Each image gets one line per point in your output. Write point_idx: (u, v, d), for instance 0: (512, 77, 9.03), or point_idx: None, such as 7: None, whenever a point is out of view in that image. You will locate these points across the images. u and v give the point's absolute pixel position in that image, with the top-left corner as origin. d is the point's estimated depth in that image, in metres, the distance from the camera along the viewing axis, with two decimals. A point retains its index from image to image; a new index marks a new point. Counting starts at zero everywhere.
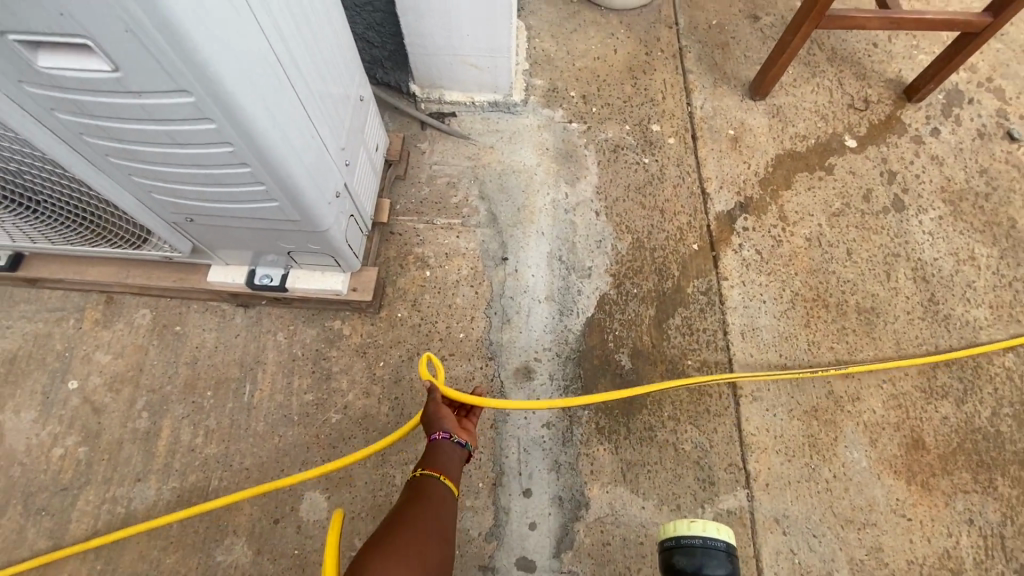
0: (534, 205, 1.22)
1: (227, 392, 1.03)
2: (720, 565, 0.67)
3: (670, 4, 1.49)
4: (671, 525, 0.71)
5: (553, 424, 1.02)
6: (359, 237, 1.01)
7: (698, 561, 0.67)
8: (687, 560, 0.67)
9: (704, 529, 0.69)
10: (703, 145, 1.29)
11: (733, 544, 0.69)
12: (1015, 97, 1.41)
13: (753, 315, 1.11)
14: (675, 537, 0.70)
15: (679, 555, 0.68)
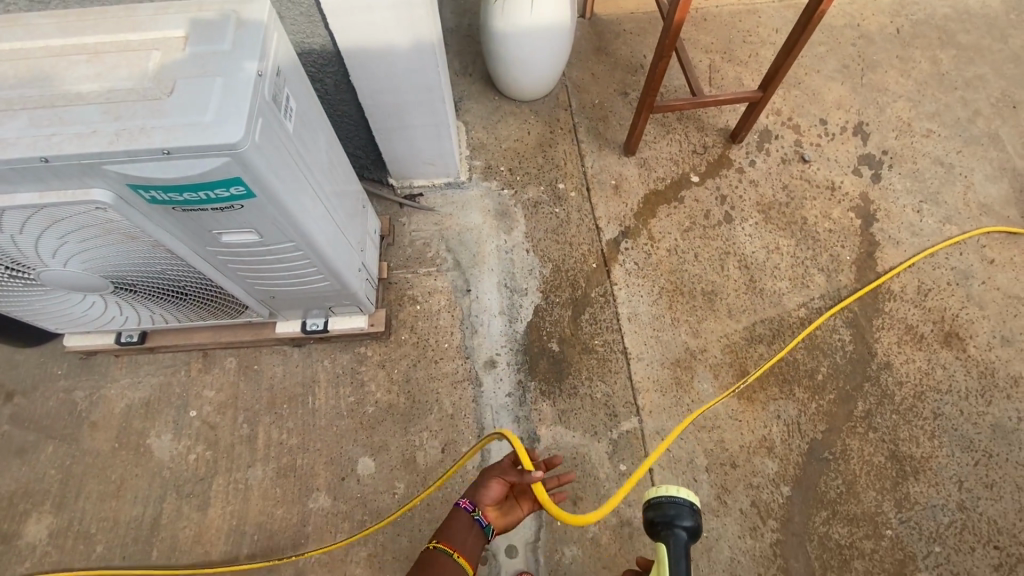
0: (484, 250, 1.79)
1: (297, 403, 1.56)
2: (686, 514, 0.94)
3: (565, 92, 2.09)
4: (653, 492, 0.97)
5: (513, 394, 1.57)
6: (371, 289, 1.55)
7: (669, 512, 0.93)
8: (659, 509, 0.94)
9: (672, 492, 0.96)
10: (595, 194, 1.89)
11: (694, 500, 0.96)
12: (807, 129, 2.01)
13: (635, 306, 1.70)
14: (651, 499, 0.97)
15: (652, 508, 0.96)
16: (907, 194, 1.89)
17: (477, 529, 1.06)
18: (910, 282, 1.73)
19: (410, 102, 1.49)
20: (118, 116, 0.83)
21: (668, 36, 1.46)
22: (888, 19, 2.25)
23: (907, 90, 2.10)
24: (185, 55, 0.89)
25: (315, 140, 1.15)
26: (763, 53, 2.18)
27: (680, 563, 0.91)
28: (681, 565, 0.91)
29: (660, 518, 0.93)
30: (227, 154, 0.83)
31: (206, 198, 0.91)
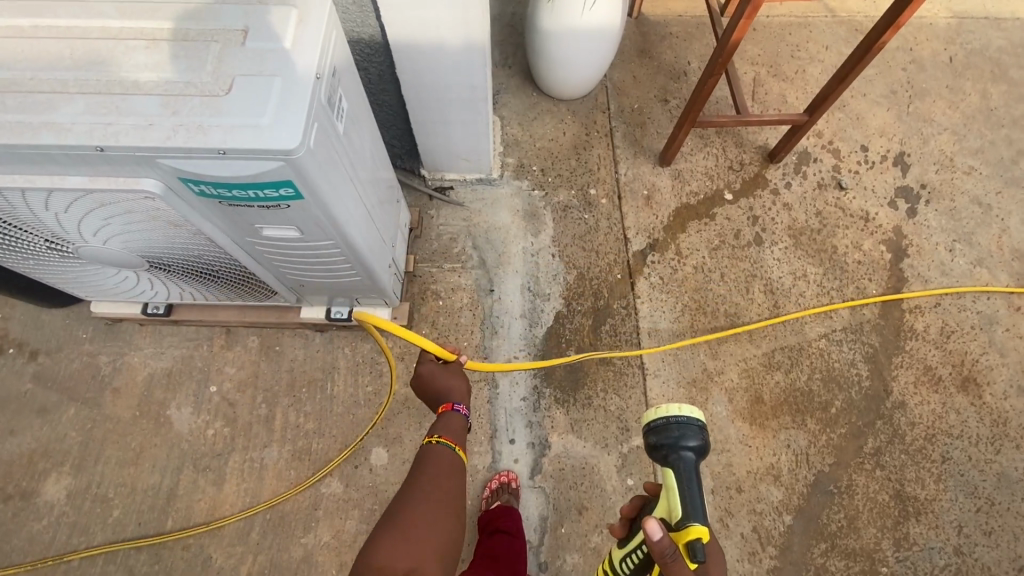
0: (510, 251, 1.78)
1: (316, 388, 1.58)
2: (691, 435, 0.94)
3: (604, 93, 2.05)
4: (656, 414, 0.97)
5: (528, 399, 1.59)
6: (397, 282, 1.56)
7: (675, 435, 0.93)
8: (664, 431, 0.94)
9: (676, 414, 0.96)
10: (625, 203, 1.88)
11: (698, 419, 0.96)
12: (848, 155, 1.97)
13: (656, 321, 1.70)
14: (653, 422, 0.97)
15: (657, 431, 0.96)
16: (940, 231, 1.86)
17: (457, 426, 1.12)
18: (934, 322, 1.72)
19: (452, 99, 1.47)
20: (175, 111, 0.82)
21: (723, 55, 1.41)
22: (943, 46, 2.19)
23: (953, 123, 2.05)
24: (244, 51, 0.87)
25: (361, 135, 1.13)
26: (810, 70, 2.13)
27: (690, 483, 0.91)
28: (693, 490, 0.91)
29: (665, 440, 0.94)
30: (281, 159, 0.83)
31: (254, 196, 0.91)
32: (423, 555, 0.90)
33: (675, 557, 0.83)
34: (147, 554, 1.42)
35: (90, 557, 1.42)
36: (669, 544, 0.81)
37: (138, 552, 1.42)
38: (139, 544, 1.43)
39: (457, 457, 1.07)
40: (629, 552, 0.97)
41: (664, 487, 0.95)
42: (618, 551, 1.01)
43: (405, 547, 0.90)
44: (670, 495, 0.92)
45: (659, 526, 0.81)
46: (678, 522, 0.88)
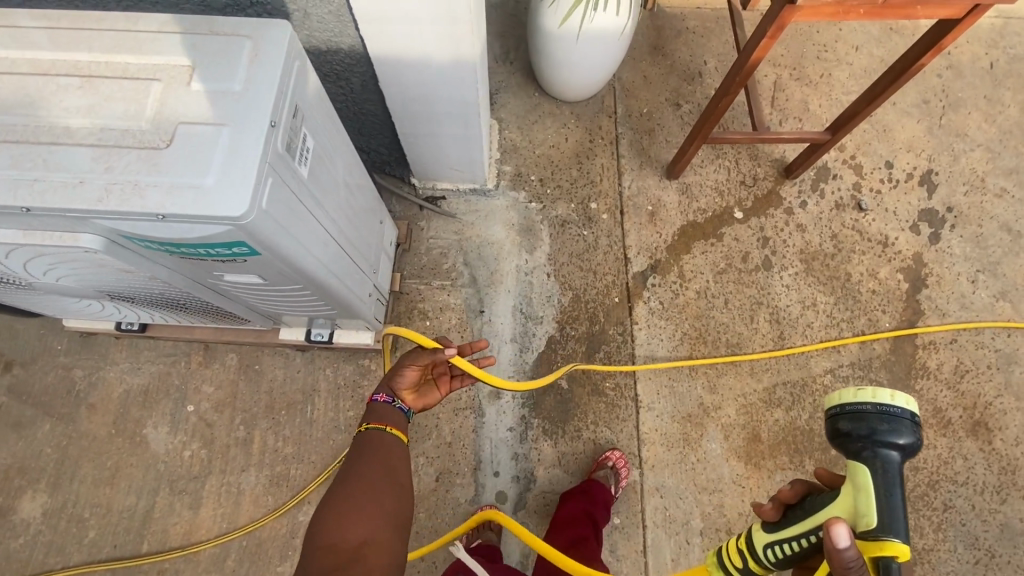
0: (503, 269, 1.69)
1: (295, 411, 1.53)
2: (904, 431, 0.73)
3: (611, 95, 1.91)
4: (854, 396, 0.77)
5: (515, 430, 1.53)
6: (381, 307, 1.48)
7: (874, 426, 0.74)
8: (861, 421, 0.75)
9: (883, 401, 0.75)
10: (628, 219, 1.77)
11: (914, 411, 0.75)
12: (870, 172, 1.84)
13: (653, 349, 1.62)
14: (846, 405, 0.78)
15: (848, 418, 0.76)
16: (964, 260, 1.74)
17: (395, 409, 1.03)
18: (948, 361, 1.63)
19: (442, 114, 1.36)
20: (109, 168, 0.72)
21: (741, 73, 1.27)
22: (984, 50, 2.02)
23: (988, 139, 1.90)
24: (190, 92, 0.77)
25: (336, 169, 1.03)
26: (837, 74, 1.96)
27: (890, 487, 0.73)
28: (896, 497, 0.72)
29: (862, 431, 0.74)
30: (229, 225, 0.74)
31: (205, 252, 0.82)
32: (375, 527, 0.84)
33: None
34: None
35: None
36: (858, 558, 0.64)
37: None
38: (115, 567, 1.41)
39: (395, 438, 0.98)
40: (782, 541, 0.81)
41: (847, 482, 0.77)
42: (759, 535, 0.84)
43: (356, 520, 0.84)
44: (858, 495, 0.74)
45: (847, 533, 0.64)
46: (867, 533, 0.71)
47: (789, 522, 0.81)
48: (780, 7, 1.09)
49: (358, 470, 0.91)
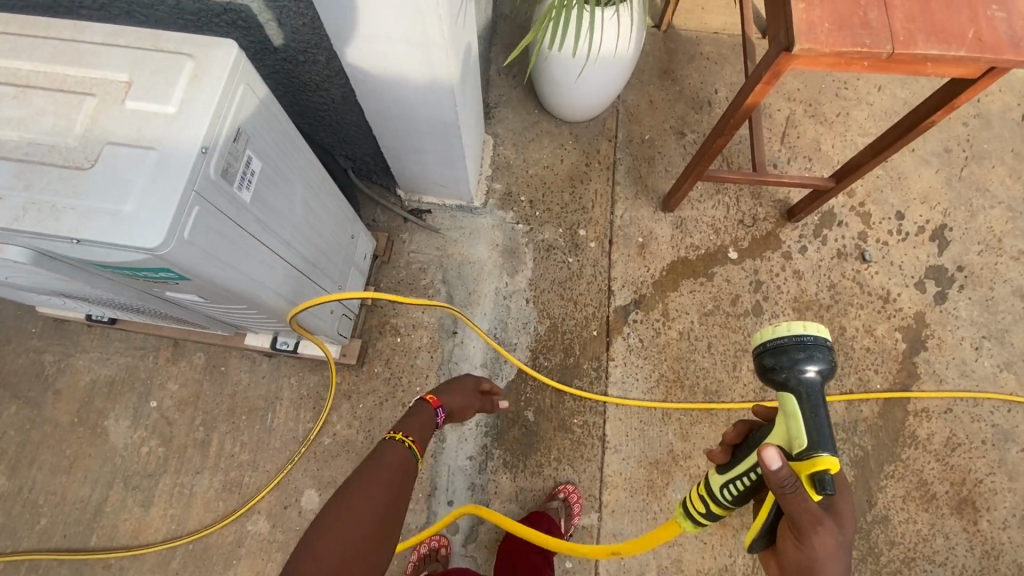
0: (482, 290, 1.64)
1: (255, 417, 1.51)
2: (817, 353, 0.75)
3: (614, 118, 1.85)
4: (774, 331, 0.79)
5: (474, 458, 1.49)
6: (347, 322, 1.45)
7: (791, 356, 0.75)
8: (781, 354, 0.76)
9: (794, 331, 0.77)
10: (616, 249, 1.71)
11: (824, 335, 0.76)
12: (879, 221, 1.74)
13: (627, 388, 1.56)
14: (766, 343, 0.79)
15: (771, 353, 0.78)
16: (969, 324, 1.64)
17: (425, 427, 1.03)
18: (940, 431, 1.54)
19: (422, 132, 1.32)
20: (29, 186, 0.70)
21: (736, 115, 1.20)
22: (1018, 99, 1.90)
23: (1011, 196, 1.78)
24: (123, 111, 0.74)
25: (291, 190, 1.00)
26: (855, 114, 1.86)
27: (815, 412, 0.74)
28: (821, 417, 0.73)
29: (781, 364, 0.76)
30: (146, 255, 0.71)
31: (132, 274, 0.80)
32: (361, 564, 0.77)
33: (794, 491, 0.68)
34: (68, 569, 1.40)
35: (13, 563, 1.41)
36: (790, 475, 0.66)
37: (60, 565, 1.41)
38: (62, 557, 1.41)
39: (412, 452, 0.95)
40: (731, 481, 0.82)
41: (781, 413, 0.77)
42: (715, 479, 0.86)
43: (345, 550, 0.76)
44: (789, 421, 0.75)
45: (777, 454, 0.66)
46: (800, 453, 0.72)
47: (736, 461, 0.82)
48: (774, 55, 1.02)
49: (351, 496, 0.83)
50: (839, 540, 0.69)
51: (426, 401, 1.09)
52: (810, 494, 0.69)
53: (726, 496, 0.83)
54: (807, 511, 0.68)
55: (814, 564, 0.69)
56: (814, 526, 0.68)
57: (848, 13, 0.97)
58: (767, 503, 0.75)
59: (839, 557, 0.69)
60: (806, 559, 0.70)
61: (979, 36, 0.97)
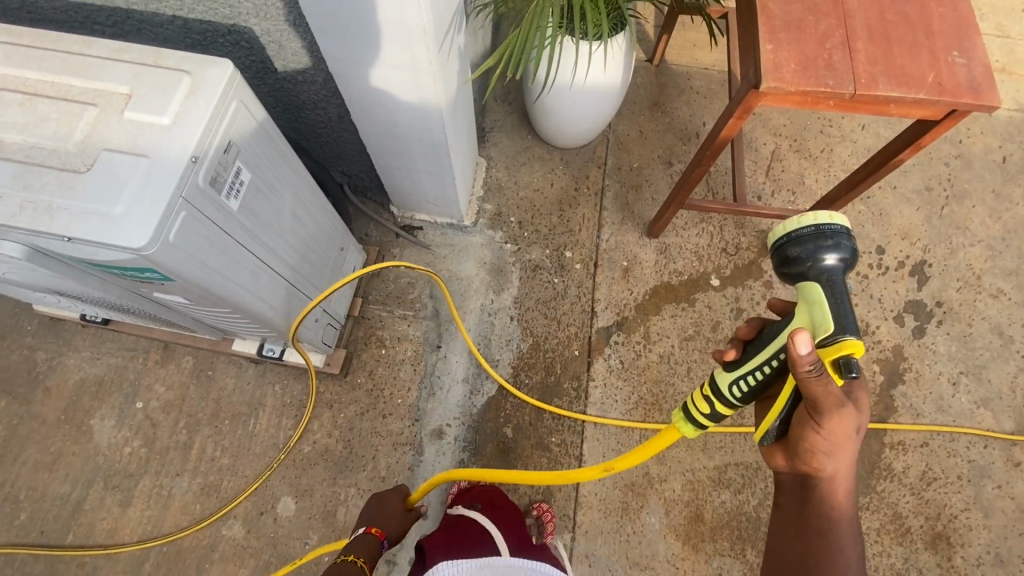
0: (467, 306, 1.68)
1: (238, 422, 1.54)
2: (841, 244, 0.80)
3: (604, 145, 1.91)
4: (805, 220, 0.82)
5: (451, 472, 1.50)
6: (332, 333, 1.49)
7: (813, 245, 0.80)
8: (805, 243, 0.81)
9: (817, 221, 0.82)
10: (601, 272, 1.75)
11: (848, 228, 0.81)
12: (859, 255, 1.78)
13: (605, 409, 1.58)
14: (791, 235, 0.83)
15: (794, 244, 0.82)
16: (947, 359, 1.66)
17: (370, 545, 1.05)
18: (916, 465, 1.55)
19: (413, 151, 1.37)
20: (27, 186, 0.75)
21: (711, 147, 1.26)
22: (998, 142, 1.95)
23: (991, 235, 1.82)
24: (121, 120, 0.80)
25: (281, 201, 1.05)
26: (838, 150, 1.92)
27: (836, 300, 0.77)
28: (844, 304, 0.77)
29: (806, 252, 0.80)
30: (132, 254, 0.76)
31: (119, 272, 0.84)
32: None
33: (819, 375, 0.71)
34: (41, 566, 1.41)
35: None
36: (816, 360, 0.70)
37: (34, 562, 1.42)
38: (37, 554, 1.43)
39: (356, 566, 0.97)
40: (742, 377, 0.83)
41: (803, 304, 0.80)
42: (722, 376, 0.86)
43: None
44: (811, 309, 0.79)
45: (808, 340, 0.69)
46: (824, 338, 0.74)
47: (752, 355, 0.83)
48: (744, 92, 1.08)
49: None
50: (852, 424, 0.77)
51: (369, 532, 1.09)
52: (830, 373, 0.72)
53: (734, 396, 0.84)
54: (828, 395, 0.73)
55: (827, 441, 0.78)
56: (834, 415, 0.75)
57: (814, 55, 1.03)
58: (787, 391, 0.79)
59: (852, 438, 0.79)
60: (823, 444, 0.79)
61: (940, 80, 1.01)
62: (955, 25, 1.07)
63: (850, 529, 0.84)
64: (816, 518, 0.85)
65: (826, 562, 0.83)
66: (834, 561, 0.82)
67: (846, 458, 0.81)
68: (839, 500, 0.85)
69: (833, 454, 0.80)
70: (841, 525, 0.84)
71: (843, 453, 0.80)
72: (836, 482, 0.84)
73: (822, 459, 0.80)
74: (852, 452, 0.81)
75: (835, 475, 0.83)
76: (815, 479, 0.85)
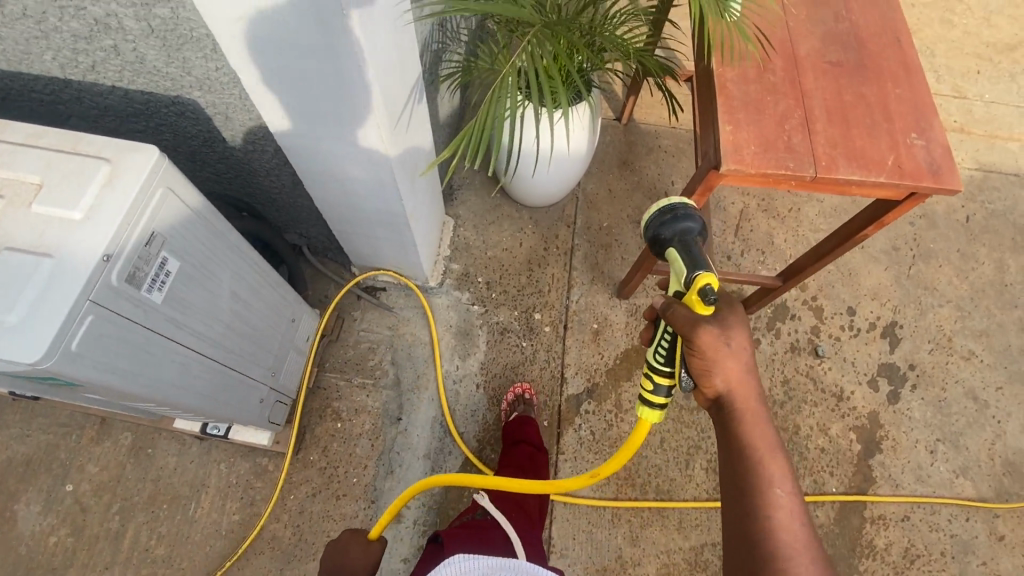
0: (431, 374, 1.60)
1: (177, 506, 1.43)
2: (683, 211, 0.91)
3: (573, 204, 1.89)
4: (654, 210, 0.94)
5: (409, 560, 1.39)
6: (282, 409, 1.38)
7: (661, 221, 0.91)
8: (656, 224, 0.92)
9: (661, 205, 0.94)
10: (570, 335, 1.69)
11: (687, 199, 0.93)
12: (831, 316, 1.76)
13: (575, 484, 1.50)
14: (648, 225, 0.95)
15: (651, 229, 0.93)
16: (923, 425, 1.63)
17: None
18: (897, 541, 1.49)
19: (371, 219, 1.32)
20: None
21: None
22: (960, 202, 1.98)
23: (959, 295, 1.82)
24: (29, 214, 0.73)
25: (216, 287, 0.98)
26: (806, 209, 1.93)
27: (693, 254, 0.86)
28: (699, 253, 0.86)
29: (657, 229, 0.91)
30: (28, 366, 0.68)
31: (21, 377, 0.76)
32: None
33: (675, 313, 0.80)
34: None
35: None
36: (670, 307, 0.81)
37: None
38: None
39: None
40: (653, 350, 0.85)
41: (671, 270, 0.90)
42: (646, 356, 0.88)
43: None
44: (675, 271, 0.88)
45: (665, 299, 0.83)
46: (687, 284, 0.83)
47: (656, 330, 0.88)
48: (705, 171, 1.05)
49: None
50: (722, 334, 0.78)
51: None
52: (696, 310, 0.79)
53: (654, 366, 0.84)
54: (693, 320, 0.78)
55: (705, 355, 0.78)
56: (696, 330, 0.78)
57: (773, 137, 1.01)
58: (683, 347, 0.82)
59: (732, 343, 0.78)
60: (705, 361, 0.78)
61: (899, 162, 1.00)
62: (913, 107, 1.06)
63: (780, 463, 0.74)
64: (741, 464, 0.75)
65: (766, 507, 0.72)
66: (767, 503, 0.72)
67: (739, 369, 0.78)
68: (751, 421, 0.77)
69: (715, 368, 0.78)
70: (771, 459, 0.75)
71: (728, 363, 0.78)
72: (746, 408, 0.78)
73: (709, 378, 0.78)
74: (742, 359, 0.78)
75: (738, 395, 0.79)
76: (726, 413, 0.79)
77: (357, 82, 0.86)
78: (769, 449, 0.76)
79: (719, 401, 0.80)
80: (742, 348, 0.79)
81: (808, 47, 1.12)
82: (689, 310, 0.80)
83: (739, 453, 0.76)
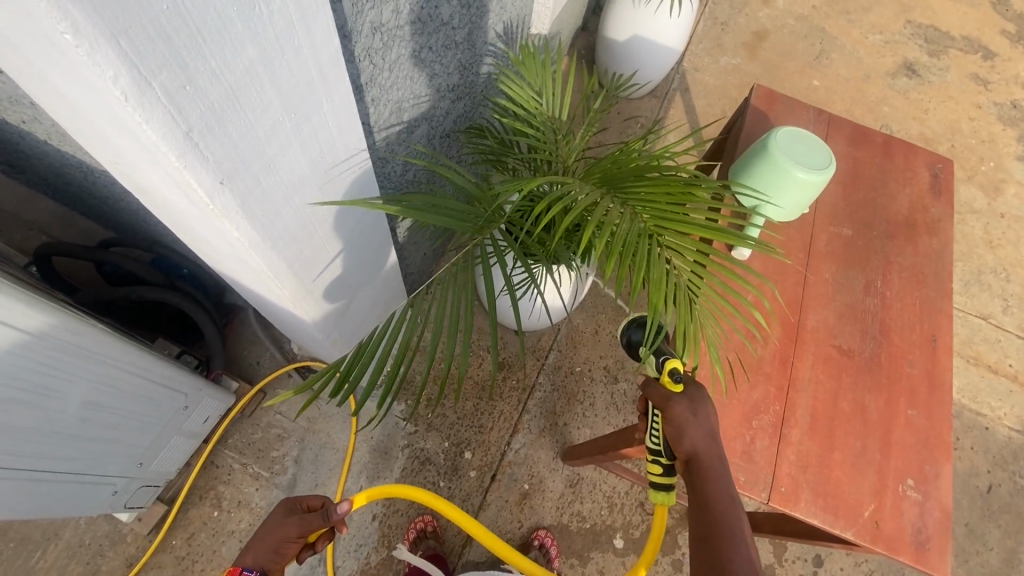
0: (330, 487, 1.46)
1: (21, 550, 1.31)
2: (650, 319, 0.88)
3: (552, 336, 1.72)
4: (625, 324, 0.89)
5: None
6: (145, 494, 1.27)
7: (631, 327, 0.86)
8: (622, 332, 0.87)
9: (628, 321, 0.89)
10: (494, 490, 1.51)
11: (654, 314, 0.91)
12: (792, 559, 1.52)
13: None
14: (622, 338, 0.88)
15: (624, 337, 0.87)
16: None
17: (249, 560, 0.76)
18: None
19: (296, 334, 1.17)
20: None
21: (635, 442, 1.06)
22: (987, 465, 1.70)
23: None
24: None
25: (60, 403, 0.87)
26: None
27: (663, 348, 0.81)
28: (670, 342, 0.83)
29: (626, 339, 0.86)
30: None
31: None
32: None
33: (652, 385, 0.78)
34: None
35: None
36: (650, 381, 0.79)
37: None
38: None
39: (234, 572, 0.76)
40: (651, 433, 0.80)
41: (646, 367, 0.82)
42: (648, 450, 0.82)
43: None
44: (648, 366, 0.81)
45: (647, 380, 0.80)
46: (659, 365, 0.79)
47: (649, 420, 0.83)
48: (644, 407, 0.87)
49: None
50: (693, 409, 0.74)
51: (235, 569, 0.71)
52: (667, 388, 0.76)
53: (652, 451, 0.80)
54: (663, 395, 0.76)
55: (676, 415, 0.74)
56: (665, 404, 0.75)
57: (731, 432, 0.83)
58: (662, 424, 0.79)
59: (698, 414, 0.74)
60: (671, 429, 0.75)
61: (878, 518, 0.80)
62: (919, 443, 0.85)
63: (739, 517, 0.71)
64: (705, 522, 0.71)
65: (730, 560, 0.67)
66: (729, 557, 0.67)
67: (706, 436, 0.75)
68: (722, 478, 0.73)
69: (683, 430, 0.74)
70: (734, 521, 0.71)
71: (693, 429, 0.74)
72: (710, 470, 0.73)
73: (676, 440, 0.75)
74: (709, 425, 0.75)
75: (702, 459, 0.74)
76: (691, 475, 0.75)
77: (245, 251, 0.72)
78: (732, 509, 0.72)
79: (686, 464, 0.76)
80: (709, 419, 0.75)
81: (817, 318, 0.93)
82: (661, 386, 0.77)
83: (703, 510, 0.72)
